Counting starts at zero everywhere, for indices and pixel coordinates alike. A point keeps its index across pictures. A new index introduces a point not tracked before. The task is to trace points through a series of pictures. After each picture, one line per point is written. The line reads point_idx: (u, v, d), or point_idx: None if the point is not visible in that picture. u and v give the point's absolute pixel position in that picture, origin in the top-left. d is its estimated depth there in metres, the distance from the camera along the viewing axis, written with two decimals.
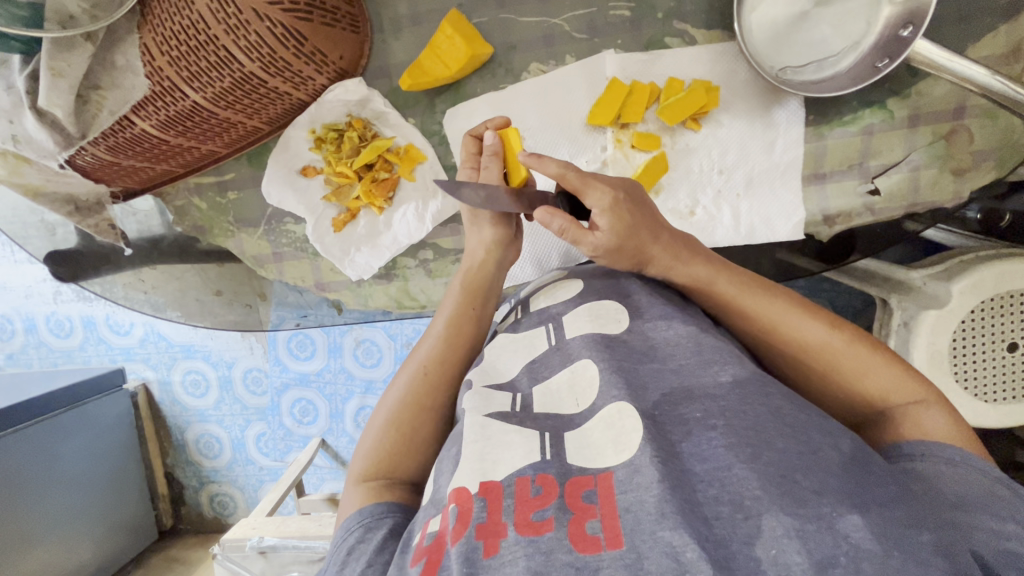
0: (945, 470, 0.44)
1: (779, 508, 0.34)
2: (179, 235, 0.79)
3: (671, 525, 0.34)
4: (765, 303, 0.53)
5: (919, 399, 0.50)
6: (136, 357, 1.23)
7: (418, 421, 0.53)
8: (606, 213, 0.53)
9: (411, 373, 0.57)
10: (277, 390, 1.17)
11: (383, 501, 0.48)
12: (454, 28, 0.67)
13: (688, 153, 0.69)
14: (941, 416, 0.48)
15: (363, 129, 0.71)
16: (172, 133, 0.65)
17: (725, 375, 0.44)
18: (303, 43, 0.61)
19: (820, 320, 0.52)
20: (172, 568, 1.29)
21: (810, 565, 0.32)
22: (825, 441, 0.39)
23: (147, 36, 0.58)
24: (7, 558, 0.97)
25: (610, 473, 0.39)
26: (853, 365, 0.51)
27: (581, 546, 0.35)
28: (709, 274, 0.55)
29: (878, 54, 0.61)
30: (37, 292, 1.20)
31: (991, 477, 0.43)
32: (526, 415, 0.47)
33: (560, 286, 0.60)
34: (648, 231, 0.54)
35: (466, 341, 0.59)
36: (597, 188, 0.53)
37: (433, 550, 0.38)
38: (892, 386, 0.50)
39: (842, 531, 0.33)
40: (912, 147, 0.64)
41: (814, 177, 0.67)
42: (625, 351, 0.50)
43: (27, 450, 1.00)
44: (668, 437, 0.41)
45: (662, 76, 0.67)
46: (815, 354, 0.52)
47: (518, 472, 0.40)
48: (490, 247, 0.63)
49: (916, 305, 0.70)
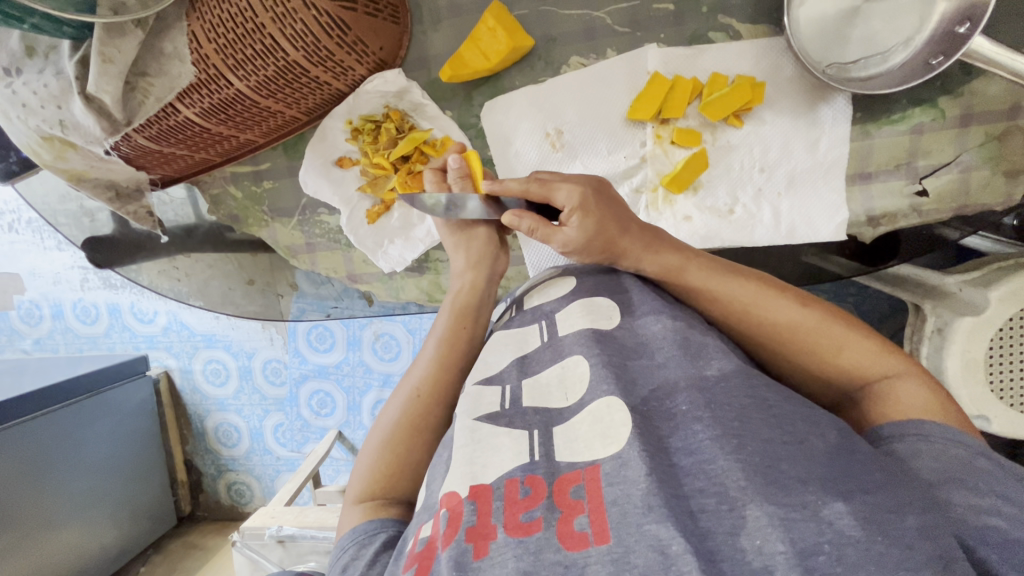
0: (925, 447, 0.43)
1: (763, 497, 0.33)
2: (214, 223, 0.81)
3: (657, 518, 0.34)
4: (737, 290, 0.52)
5: (895, 371, 0.49)
6: (158, 345, 1.25)
7: (413, 443, 0.51)
8: (575, 211, 0.54)
9: (404, 397, 0.54)
10: (296, 381, 1.17)
11: (377, 518, 0.47)
12: (496, 20, 0.66)
13: (729, 151, 0.68)
14: (918, 389, 0.48)
15: (400, 121, 0.72)
16: (214, 120, 0.66)
17: (710, 369, 0.43)
18: (346, 33, 0.61)
19: (792, 301, 0.51)
20: (192, 554, 1.30)
21: (794, 553, 0.31)
22: (812, 431, 0.39)
23: (194, 23, 0.58)
24: (32, 539, 0.99)
25: (597, 465, 0.38)
26: (827, 343, 0.50)
27: (568, 544, 0.34)
28: (679, 263, 0.54)
29: (932, 51, 0.59)
30: (65, 279, 1.21)
31: (970, 450, 0.42)
32: (515, 411, 0.45)
33: (553, 284, 0.58)
34: (617, 225, 0.54)
35: (458, 362, 0.57)
36: (563, 187, 0.55)
37: (424, 557, 0.37)
38: (867, 360, 0.50)
39: (827, 518, 0.32)
40: (963, 148, 0.63)
41: (858, 176, 0.66)
42: (615, 347, 0.48)
43: (53, 434, 1.02)
44: (656, 432, 0.40)
45: (705, 71, 0.66)
46: (791, 335, 0.51)
47: (507, 474, 0.39)
48: (474, 267, 0.63)
49: (951, 312, 0.68)
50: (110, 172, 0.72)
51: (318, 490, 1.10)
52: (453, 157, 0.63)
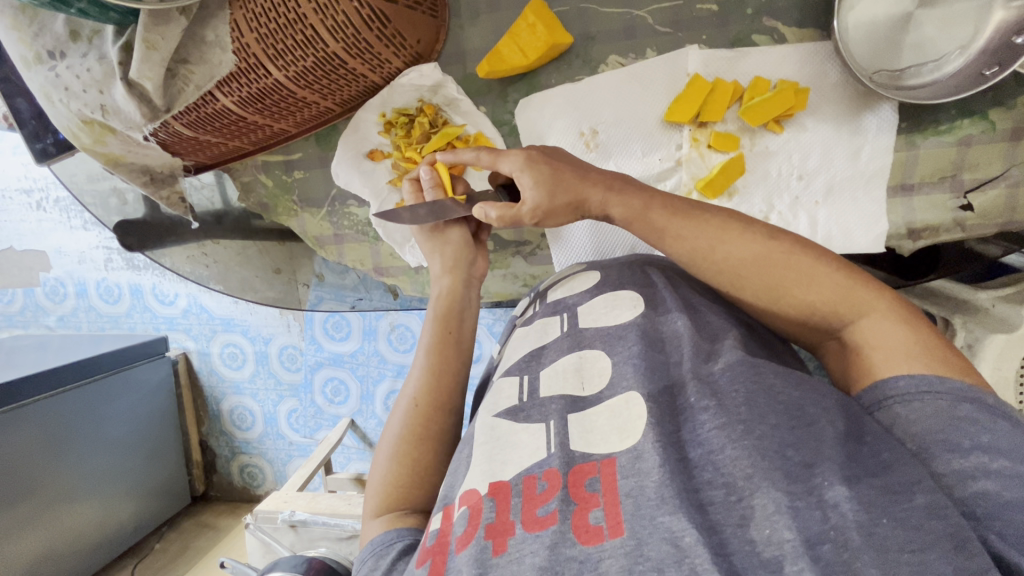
0: (903, 411, 0.40)
1: (771, 484, 0.33)
2: (243, 210, 0.81)
3: (670, 509, 0.32)
4: (700, 229, 0.51)
5: (871, 308, 0.46)
6: (178, 327, 1.26)
7: (421, 452, 0.50)
8: (524, 171, 0.55)
9: (402, 409, 0.53)
10: (311, 368, 1.17)
11: (394, 529, 0.45)
12: (536, 16, 0.66)
13: (768, 156, 0.67)
14: (895, 326, 0.45)
15: (433, 115, 0.71)
16: (251, 110, 0.67)
17: (728, 359, 0.43)
18: (386, 25, 0.61)
19: (756, 236, 0.50)
20: (204, 533, 1.31)
21: (801, 541, 0.30)
22: (820, 415, 0.38)
23: (237, 12, 0.58)
24: (48, 510, 1.01)
25: (613, 459, 0.37)
26: (795, 278, 0.48)
27: (584, 538, 0.33)
28: (641, 205, 0.54)
29: (986, 62, 0.57)
30: (90, 259, 1.23)
31: (950, 399, 0.39)
32: (533, 404, 0.45)
33: (578, 278, 0.59)
34: (573, 174, 0.56)
35: (452, 366, 0.56)
36: (509, 155, 0.56)
37: (437, 551, 0.37)
38: (839, 297, 0.47)
39: (830, 501, 0.32)
40: (1013, 162, 0.61)
41: (901, 188, 0.64)
42: (639, 338, 0.47)
43: (74, 407, 1.04)
44: (676, 425, 0.39)
45: (746, 74, 0.65)
46: (758, 271, 0.49)
47: (525, 471, 0.38)
48: (451, 271, 0.65)
49: (983, 328, 0.64)
50: (145, 158, 0.73)
51: (328, 478, 1.11)
52: (423, 169, 0.65)
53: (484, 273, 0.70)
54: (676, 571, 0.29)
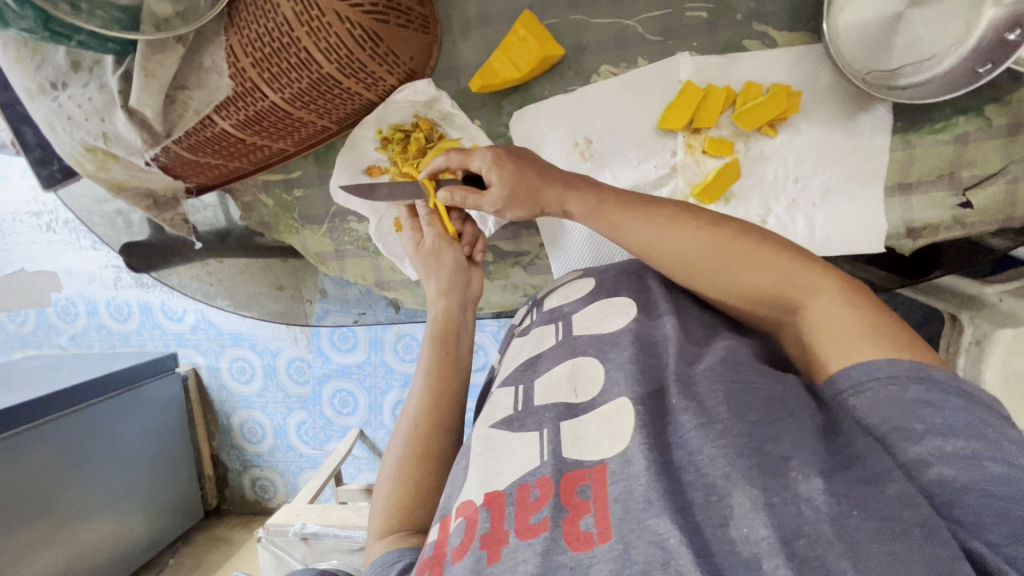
0: (859, 403, 0.39)
1: (749, 482, 0.32)
2: (245, 229, 0.82)
3: (657, 512, 0.33)
4: (654, 222, 0.52)
5: (820, 291, 0.46)
6: (187, 343, 1.28)
7: (421, 469, 0.51)
8: (493, 168, 0.57)
9: (404, 431, 0.53)
10: (319, 380, 1.18)
11: (397, 549, 0.45)
12: (526, 29, 0.66)
13: (763, 160, 0.67)
14: (844, 308, 0.44)
15: (429, 130, 0.72)
16: (249, 132, 0.68)
17: (715, 358, 0.43)
18: (379, 45, 0.63)
19: (704, 226, 0.51)
20: (217, 546, 1.32)
21: (776, 538, 0.30)
22: (803, 409, 0.39)
23: (232, 38, 0.60)
24: (67, 527, 1.02)
25: (604, 465, 0.37)
26: (744, 264, 0.48)
27: (575, 545, 0.33)
28: (598, 199, 0.55)
29: (980, 58, 0.56)
30: (99, 278, 1.25)
31: (900, 380, 0.38)
32: (528, 412, 0.45)
33: (573, 285, 0.59)
34: (534, 173, 0.57)
35: (452, 386, 0.57)
36: (477, 153, 0.58)
37: (435, 562, 0.37)
38: (789, 281, 0.47)
39: (804, 495, 0.32)
40: (1011, 157, 0.61)
41: (899, 187, 0.64)
42: (632, 343, 0.47)
43: (87, 427, 1.05)
44: (664, 427, 0.39)
45: (738, 80, 0.65)
46: (709, 260, 0.50)
47: (519, 480, 0.39)
48: (446, 294, 0.65)
49: (989, 322, 0.61)
50: (148, 182, 0.75)
51: (341, 488, 1.11)
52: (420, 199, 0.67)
53: (481, 293, 0.70)
54: (661, 573, 0.29)
